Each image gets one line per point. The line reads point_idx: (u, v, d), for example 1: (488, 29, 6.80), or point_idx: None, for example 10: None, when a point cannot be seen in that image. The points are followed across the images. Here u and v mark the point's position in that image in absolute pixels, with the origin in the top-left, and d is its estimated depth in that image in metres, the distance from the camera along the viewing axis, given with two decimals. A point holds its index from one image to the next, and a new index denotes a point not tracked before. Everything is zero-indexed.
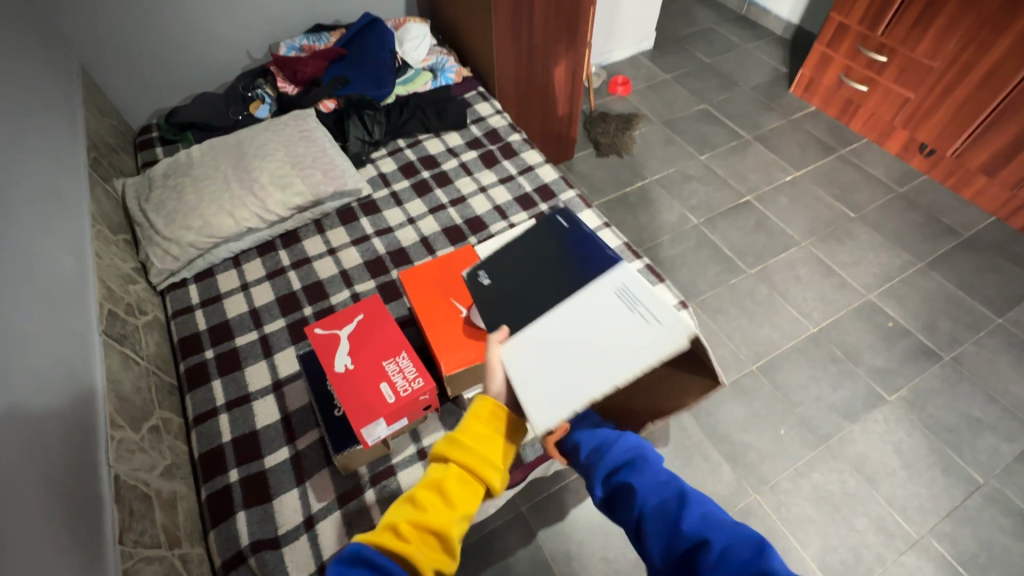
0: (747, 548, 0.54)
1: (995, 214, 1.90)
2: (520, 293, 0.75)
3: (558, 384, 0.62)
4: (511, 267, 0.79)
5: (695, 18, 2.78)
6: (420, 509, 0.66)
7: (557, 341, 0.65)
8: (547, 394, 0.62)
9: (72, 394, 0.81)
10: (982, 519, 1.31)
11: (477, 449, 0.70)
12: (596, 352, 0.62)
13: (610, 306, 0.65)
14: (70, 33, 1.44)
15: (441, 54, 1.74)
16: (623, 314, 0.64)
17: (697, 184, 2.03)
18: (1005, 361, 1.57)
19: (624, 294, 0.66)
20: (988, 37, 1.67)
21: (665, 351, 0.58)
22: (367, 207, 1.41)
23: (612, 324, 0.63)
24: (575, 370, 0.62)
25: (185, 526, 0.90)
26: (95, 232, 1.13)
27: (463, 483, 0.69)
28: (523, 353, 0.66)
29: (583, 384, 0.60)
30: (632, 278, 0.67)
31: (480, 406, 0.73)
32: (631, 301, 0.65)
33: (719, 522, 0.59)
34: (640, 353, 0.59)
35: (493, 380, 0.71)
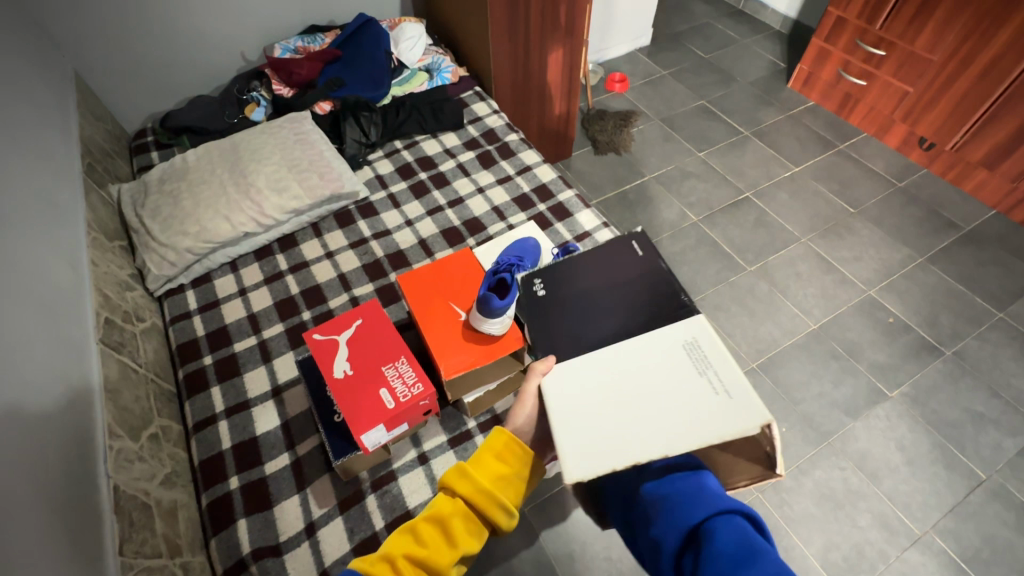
0: (687, 469, 0.65)
1: (996, 207, 1.89)
2: (582, 313, 0.85)
3: (608, 430, 0.66)
4: (575, 291, 0.89)
5: (692, 13, 2.76)
6: (419, 544, 0.65)
7: (614, 388, 0.70)
8: (600, 440, 0.65)
9: (70, 405, 0.81)
10: (985, 515, 1.31)
11: (486, 486, 0.68)
12: (654, 409, 0.66)
13: (678, 366, 0.71)
14: (62, 38, 1.43)
15: (437, 54, 1.72)
16: (689, 376, 0.69)
17: (695, 181, 2.02)
18: (1007, 355, 1.56)
19: (693, 352, 0.72)
20: (987, 30, 1.66)
21: (732, 431, 0.62)
22: (365, 209, 1.40)
23: (677, 386, 0.68)
24: (629, 421, 0.66)
25: (185, 534, 0.89)
26: (91, 239, 1.13)
27: (467, 520, 0.67)
28: (579, 390, 0.71)
29: (634, 441, 0.65)
30: (705, 337, 0.74)
31: (496, 441, 0.73)
32: (701, 363, 0.71)
33: (668, 448, 0.69)
34: (707, 422, 0.64)
35: (523, 406, 0.76)
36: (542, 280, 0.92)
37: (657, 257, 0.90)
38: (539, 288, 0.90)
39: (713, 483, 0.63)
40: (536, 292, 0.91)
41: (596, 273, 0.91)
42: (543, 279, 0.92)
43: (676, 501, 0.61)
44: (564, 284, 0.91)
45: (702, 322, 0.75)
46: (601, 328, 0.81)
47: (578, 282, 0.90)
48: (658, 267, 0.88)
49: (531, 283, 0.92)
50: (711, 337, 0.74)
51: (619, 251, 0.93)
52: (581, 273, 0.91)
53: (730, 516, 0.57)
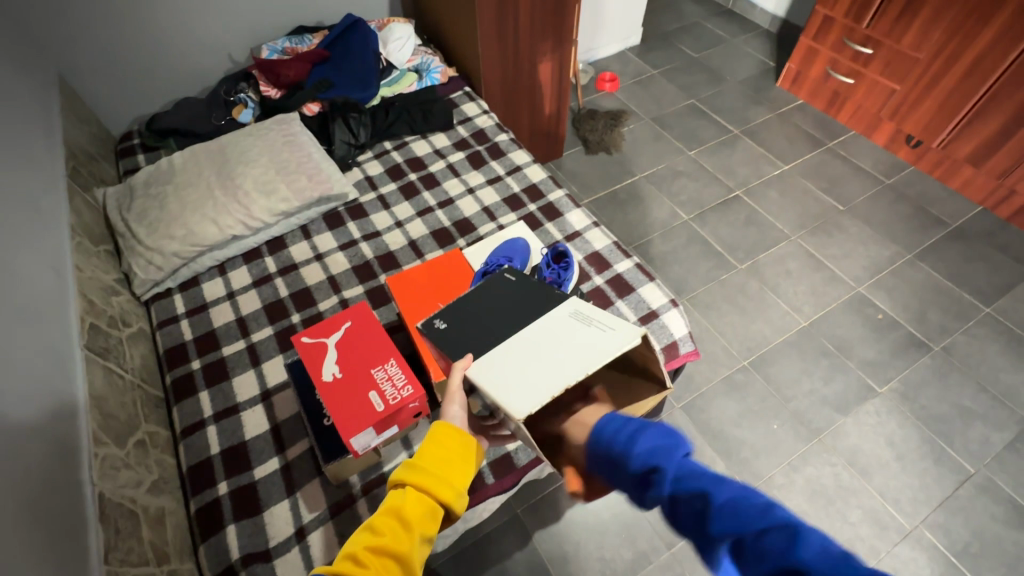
0: (782, 535, 0.43)
1: (982, 204, 1.91)
2: (477, 330, 0.87)
3: (531, 378, 0.73)
4: (467, 315, 0.90)
5: (682, 13, 2.77)
6: (376, 535, 0.65)
7: (522, 355, 0.78)
8: (525, 394, 0.71)
9: (53, 413, 0.80)
10: (974, 509, 1.32)
11: (436, 470, 0.70)
12: (563, 354, 0.75)
13: (569, 324, 0.81)
14: (45, 40, 1.41)
15: (426, 54, 1.72)
16: (581, 330, 0.79)
17: (686, 180, 2.02)
18: (994, 350, 1.58)
19: (578, 316, 0.82)
20: (972, 28, 1.68)
21: (622, 346, 0.73)
22: (354, 211, 1.39)
23: (572, 335, 0.78)
24: (544, 369, 0.74)
25: (173, 541, 0.89)
26: (76, 244, 1.11)
27: (422, 505, 0.68)
28: (492, 367, 0.77)
29: (555, 376, 0.72)
30: (582, 306, 0.84)
31: (440, 430, 0.74)
32: (586, 321, 0.81)
33: (750, 510, 0.47)
34: (605, 350, 0.74)
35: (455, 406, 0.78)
36: (438, 317, 0.91)
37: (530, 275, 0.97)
38: (439, 323, 0.89)
39: (819, 544, 0.41)
40: (436, 327, 0.89)
41: (486, 291, 0.94)
42: (440, 316, 0.91)
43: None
44: (457, 311, 0.91)
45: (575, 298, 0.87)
46: (496, 334, 0.84)
47: (467, 305, 0.92)
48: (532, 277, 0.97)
49: (429, 322, 0.91)
50: (586, 305, 0.85)
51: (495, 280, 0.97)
52: (469, 297, 0.93)
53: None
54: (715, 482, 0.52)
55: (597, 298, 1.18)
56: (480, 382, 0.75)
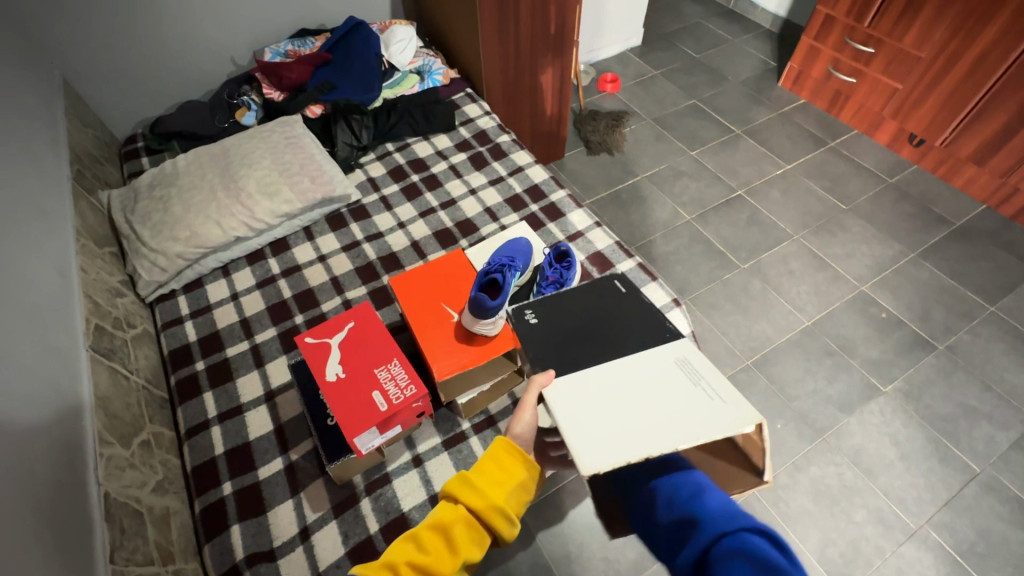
0: (696, 498, 0.66)
1: (986, 202, 1.91)
2: (572, 339, 0.83)
3: (613, 432, 0.68)
4: (561, 323, 0.86)
5: (683, 14, 2.78)
6: (421, 552, 0.65)
7: (611, 394, 0.73)
8: (608, 442, 0.66)
9: (60, 414, 0.80)
10: (980, 508, 1.31)
11: (489, 493, 0.70)
12: (655, 413, 0.69)
13: (672, 376, 0.75)
14: (51, 45, 1.43)
15: (427, 56, 1.72)
16: (687, 387, 0.72)
17: (688, 180, 2.02)
18: (999, 349, 1.57)
19: (684, 367, 0.76)
20: (975, 26, 1.67)
21: (726, 429, 0.66)
22: (356, 212, 1.40)
23: (672, 393, 0.72)
24: (629, 423, 0.68)
25: (178, 541, 0.89)
26: (81, 246, 1.12)
27: (469, 527, 0.68)
28: (578, 396, 0.73)
29: (638, 439, 0.66)
30: (693, 355, 0.77)
31: (500, 450, 0.74)
32: (693, 375, 0.74)
33: (687, 486, 0.69)
34: (707, 424, 0.67)
35: (521, 420, 0.77)
36: (531, 311, 0.89)
37: (639, 291, 0.91)
38: (531, 317, 0.87)
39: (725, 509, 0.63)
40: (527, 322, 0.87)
41: (587, 300, 0.90)
42: (532, 310, 0.89)
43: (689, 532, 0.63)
44: (552, 313, 0.88)
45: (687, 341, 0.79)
46: (591, 354, 0.80)
47: (565, 310, 0.88)
48: (642, 293, 0.91)
49: (521, 315, 0.88)
50: (698, 354, 0.78)
51: (601, 287, 0.93)
52: (568, 304, 0.89)
53: (738, 533, 0.57)
54: (676, 465, 0.74)
55: None
56: (560, 409, 0.72)
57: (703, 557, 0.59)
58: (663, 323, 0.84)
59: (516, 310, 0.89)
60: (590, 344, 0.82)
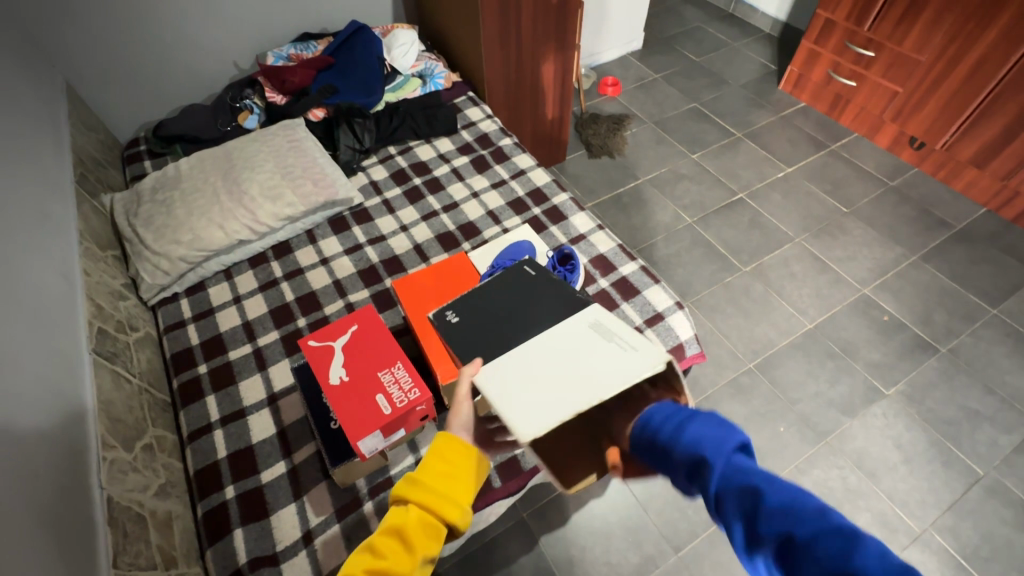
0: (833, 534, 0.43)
1: (987, 205, 1.91)
2: (491, 325, 0.83)
3: (541, 399, 0.67)
4: (481, 314, 0.86)
5: (683, 18, 2.79)
6: (377, 557, 0.64)
7: (533, 365, 0.73)
8: (535, 410, 0.66)
9: (63, 418, 0.80)
10: (983, 512, 1.31)
11: (438, 488, 0.68)
12: (577, 374, 0.69)
13: (586, 337, 0.76)
14: (55, 49, 1.43)
15: (429, 60, 1.73)
16: (602, 345, 0.73)
17: (689, 183, 2.03)
18: (1002, 352, 1.57)
19: (598, 328, 0.77)
20: (975, 30, 1.68)
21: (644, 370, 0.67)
22: (359, 215, 1.40)
23: (590, 351, 0.73)
24: (554, 387, 0.68)
25: (181, 546, 0.89)
26: (83, 250, 1.12)
27: (424, 524, 0.67)
28: (502, 376, 0.72)
29: (565, 400, 0.66)
30: (603, 317, 0.79)
31: (442, 445, 0.72)
32: (607, 334, 0.75)
33: (801, 516, 0.45)
34: (626, 371, 0.68)
35: (459, 416, 0.75)
36: (451, 310, 0.89)
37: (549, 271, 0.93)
38: (451, 314, 0.87)
39: (881, 554, 0.40)
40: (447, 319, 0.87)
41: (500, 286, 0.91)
42: (452, 309, 0.88)
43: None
44: (471, 304, 0.89)
45: (595, 307, 0.81)
46: (509, 335, 0.80)
47: (482, 299, 0.89)
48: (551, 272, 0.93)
49: (443, 316, 0.88)
50: (608, 316, 0.79)
51: (515, 272, 0.93)
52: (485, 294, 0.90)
53: None
54: (767, 482, 0.50)
55: (603, 300, 1.18)
56: (489, 391, 0.70)
57: None
58: (573, 295, 0.85)
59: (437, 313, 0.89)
60: (508, 324, 0.82)
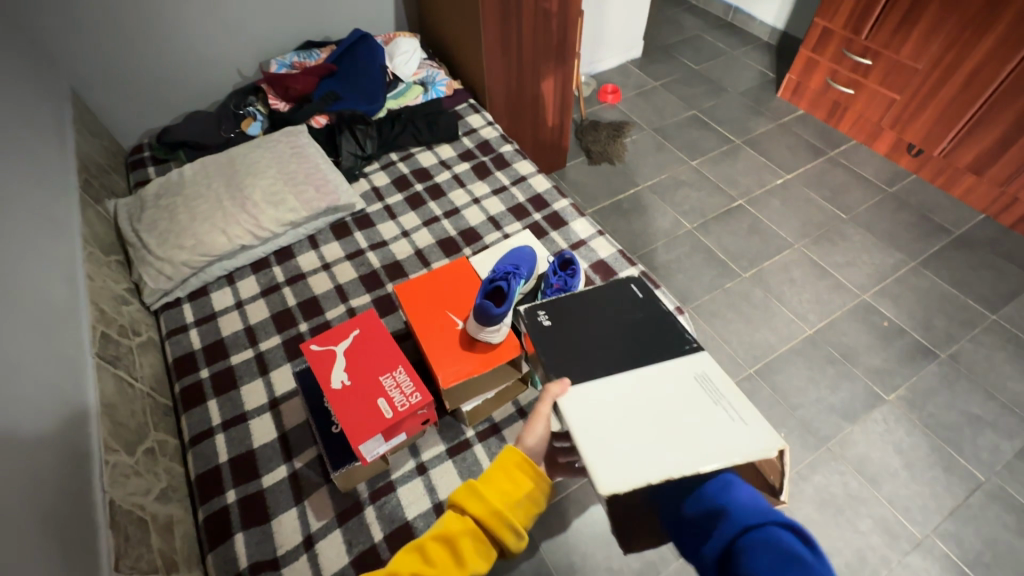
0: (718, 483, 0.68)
1: (985, 211, 1.92)
2: (587, 345, 0.84)
3: (634, 452, 0.68)
4: (582, 334, 0.86)
5: (682, 26, 2.82)
6: (428, 562, 0.67)
7: (632, 409, 0.74)
8: (626, 462, 0.68)
9: (66, 421, 0.80)
10: (985, 518, 1.30)
11: (497, 505, 0.70)
12: (677, 434, 0.70)
13: (691, 392, 0.75)
14: (61, 57, 1.45)
15: (431, 68, 1.75)
16: (707, 407, 0.73)
17: (688, 190, 2.04)
18: (1002, 357, 1.58)
19: (704, 383, 0.76)
20: (971, 38, 1.69)
21: (750, 453, 0.67)
22: (361, 221, 1.41)
23: (692, 409, 0.73)
24: (650, 441, 0.69)
25: (182, 550, 0.89)
26: (87, 254, 1.13)
27: (476, 539, 0.68)
28: (596, 412, 0.73)
29: (659, 460, 0.67)
30: (713, 370, 0.78)
31: (508, 462, 0.74)
32: (714, 393, 0.74)
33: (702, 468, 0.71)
34: (729, 448, 0.68)
35: (533, 432, 0.77)
36: (544, 313, 0.89)
37: (656, 298, 0.91)
38: (543, 317, 0.88)
39: (749, 500, 0.64)
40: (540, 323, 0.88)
41: (598, 305, 0.91)
42: (546, 311, 0.89)
43: (714, 523, 0.64)
44: (568, 316, 0.89)
45: (707, 356, 0.79)
46: (607, 363, 0.80)
47: (580, 315, 0.89)
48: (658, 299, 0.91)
49: (534, 317, 0.89)
50: (718, 371, 0.78)
51: (622, 297, 0.91)
52: (583, 311, 0.89)
53: (768, 527, 0.59)
54: None
55: None
56: (577, 426, 0.72)
57: (727, 549, 0.61)
58: (682, 333, 0.84)
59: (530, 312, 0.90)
60: (604, 350, 0.82)
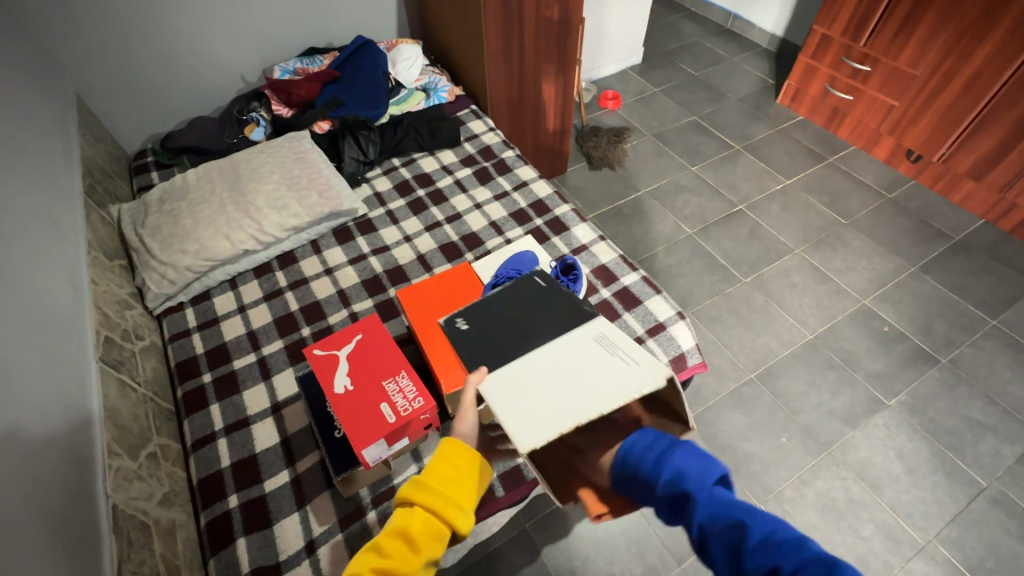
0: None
1: (984, 217, 1.93)
2: (499, 331, 0.88)
3: (546, 410, 0.70)
4: (490, 323, 0.89)
5: (682, 33, 2.84)
6: (383, 558, 0.65)
7: (540, 375, 0.76)
8: (535, 421, 0.69)
9: (71, 425, 0.81)
10: (988, 524, 1.30)
11: (443, 491, 0.70)
12: (583, 387, 0.72)
13: (590, 352, 0.79)
14: (66, 63, 1.46)
15: (433, 74, 1.76)
16: (604, 360, 0.77)
17: (689, 195, 2.05)
18: (1003, 362, 1.58)
19: (601, 343, 0.80)
20: (969, 46, 1.71)
21: (644, 387, 0.70)
22: (363, 226, 1.42)
23: (592, 366, 0.76)
24: (560, 398, 0.72)
25: (184, 555, 0.89)
26: (91, 259, 1.13)
27: (428, 525, 0.68)
28: (506, 387, 0.75)
29: (567, 412, 0.69)
30: (607, 331, 0.82)
31: (448, 449, 0.74)
32: (610, 349, 0.79)
33: (783, 547, 0.51)
34: (626, 386, 0.71)
35: (464, 421, 0.78)
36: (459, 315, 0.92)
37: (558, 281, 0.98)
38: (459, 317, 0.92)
39: None
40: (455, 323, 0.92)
41: (505, 293, 0.95)
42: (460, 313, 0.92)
43: None
44: (478, 309, 0.93)
45: (600, 321, 0.85)
46: (516, 344, 0.84)
47: (489, 304, 0.93)
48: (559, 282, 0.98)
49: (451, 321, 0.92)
50: (612, 330, 0.82)
51: (523, 286, 0.95)
52: (491, 301, 0.94)
53: None
54: (750, 514, 0.55)
55: (605, 310, 1.19)
56: (494, 401, 0.73)
57: None
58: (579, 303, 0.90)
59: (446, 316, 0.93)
60: (514, 332, 0.86)
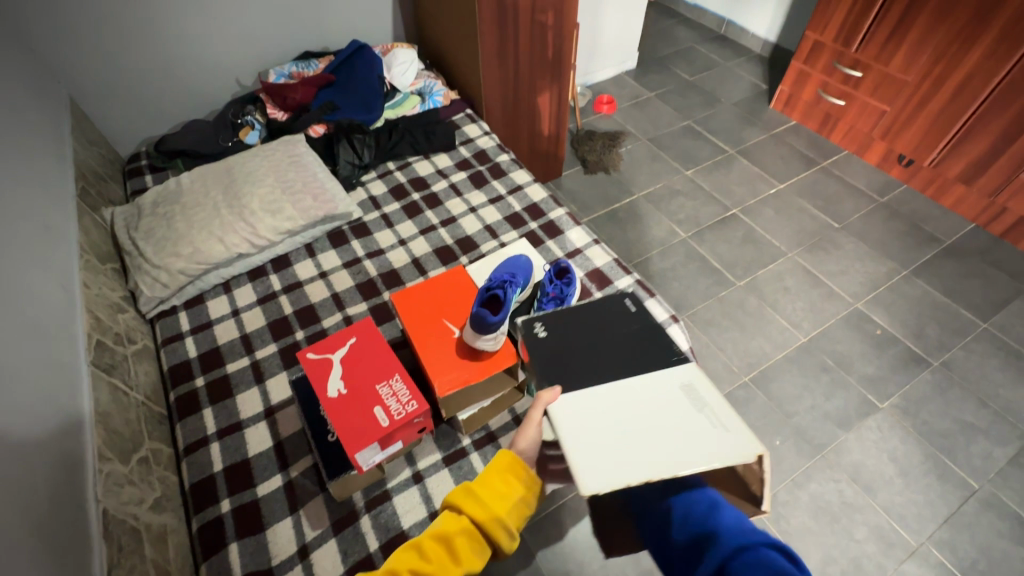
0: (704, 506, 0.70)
1: (974, 221, 1.95)
2: (579, 351, 0.84)
3: (619, 452, 0.68)
4: (574, 344, 0.85)
5: (676, 39, 2.86)
6: (424, 560, 0.68)
7: (619, 412, 0.74)
8: (607, 463, 0.67)
9: (62, 429, 0.80)
10: (980, 525, 1.31)
11: (490, 505, 0.71)
12: (663, 438, 0.69)
13: (677, 402, 0.74)
14: (61, 66, 1.46)
15: (428, 78, 1.77)
16: (691, 414, 0.72)
17: (683, 199, 2.06)
18: (994, 365, 1.59)
19: (689, 393, 0.76)
20: (959, 51, 1.73)
21: (730, 458, 0.65)
22: (358, 229, 1.42)
23: (676, 418, 0.72)
24: (637, 445, 0.68)
25: (175, 560, 0.88)
26: (84, 262, 1.13)
27: (470, 538, 0.70)
28: (582, 416, 0.73)
29: (642, 463, 0.66)
30: (697, 381, 0.77)
31: (502, 463, 0.75)
32: (698, 402, 0.74)
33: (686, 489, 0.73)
34: (710, 452, 0.67)
35: (526, 435, 0.77)
36: (539, 322, 0.89)
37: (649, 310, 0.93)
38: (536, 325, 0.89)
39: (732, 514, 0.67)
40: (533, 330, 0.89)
41: (590, 313, 0.91)
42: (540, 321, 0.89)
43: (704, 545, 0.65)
44: (559, 323, 0.89)
45: (692, 367, 0.79)
46: (597, 368, 0.81)
47: (572, 321, 0.90)
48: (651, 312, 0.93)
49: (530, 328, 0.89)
50: (702, 381, 0.77)
51: (612, 307, 0.92)
52: (574, 319, 0.90)
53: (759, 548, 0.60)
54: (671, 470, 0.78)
55: None
56: (565, 429, 0.72)
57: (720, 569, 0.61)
58: (669, 341, 0.85)
59: (524, 322, 0.90)
60: (595, 356, 0.83)
